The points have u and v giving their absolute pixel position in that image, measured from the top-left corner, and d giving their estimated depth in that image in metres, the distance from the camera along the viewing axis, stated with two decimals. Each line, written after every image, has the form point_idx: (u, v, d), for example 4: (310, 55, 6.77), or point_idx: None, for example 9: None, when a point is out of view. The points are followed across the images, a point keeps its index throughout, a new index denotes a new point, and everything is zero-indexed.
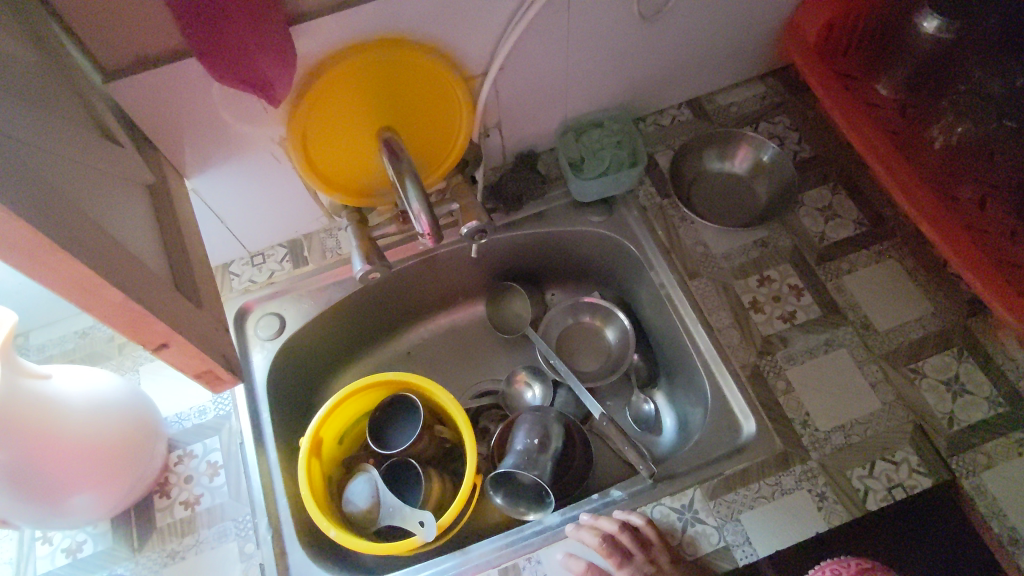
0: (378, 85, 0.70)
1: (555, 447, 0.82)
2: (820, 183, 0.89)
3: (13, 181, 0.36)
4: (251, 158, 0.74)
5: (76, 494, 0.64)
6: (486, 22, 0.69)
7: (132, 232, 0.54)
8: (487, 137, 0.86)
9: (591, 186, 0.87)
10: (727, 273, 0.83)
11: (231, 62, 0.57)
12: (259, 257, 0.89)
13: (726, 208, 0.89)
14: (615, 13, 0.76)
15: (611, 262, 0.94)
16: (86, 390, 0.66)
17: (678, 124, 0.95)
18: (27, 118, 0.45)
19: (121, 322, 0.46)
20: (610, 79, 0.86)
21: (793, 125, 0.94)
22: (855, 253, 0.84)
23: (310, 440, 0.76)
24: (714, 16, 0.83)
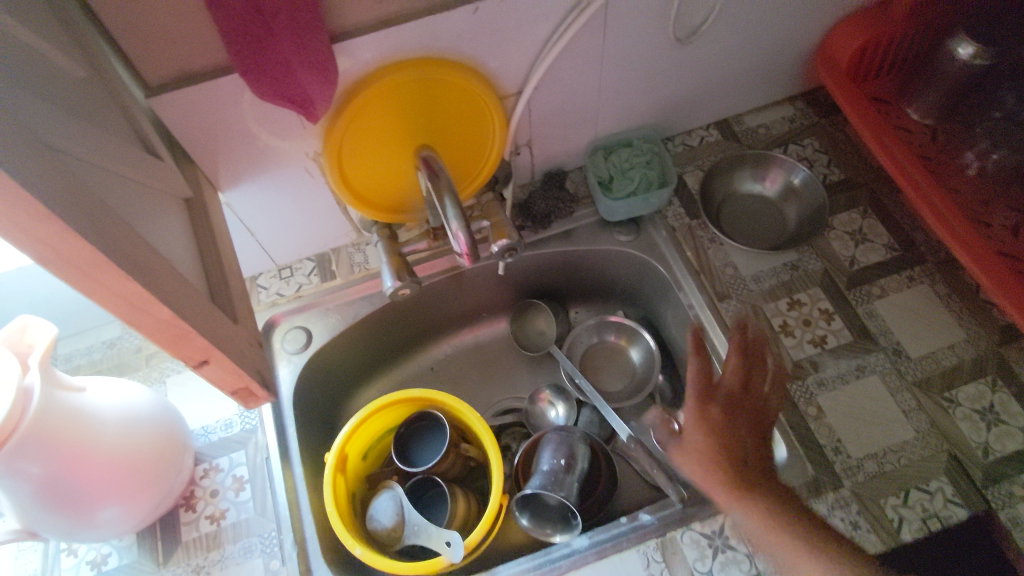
0: (415, 103, 0.70)
1: (581, 468, 0.80)
2: (850, 207, 0.88)
3: (71, 198, 0.36)
4: (285, 172, 0.74)
5: (108, 509, 0.64)
6: (524, 42, 0.70)
7: (175, 247, 0.54)
8: (517, 155, 0.87)
9: (620, 207, 0.86)
10: (757, 295, 0.83)
11: (276, 80, 0.58)
12: (287, 270, 0.89)
13: (755, 230, 0.88)
14: (651, 34, 0.76)
15: (638, 283, 0.93)
16: (117, 402, 0.66)
17: (706, 144, 0.95)
18: (82, 134, 0.45)
19: (165, 339, 0.45)
20: (642, 99, 0.86)
21: (822, 148, 0.94)
22: (886, 277, 0.83)
23: (335, 457, 0.76)
24: (748, 39, 0.83)
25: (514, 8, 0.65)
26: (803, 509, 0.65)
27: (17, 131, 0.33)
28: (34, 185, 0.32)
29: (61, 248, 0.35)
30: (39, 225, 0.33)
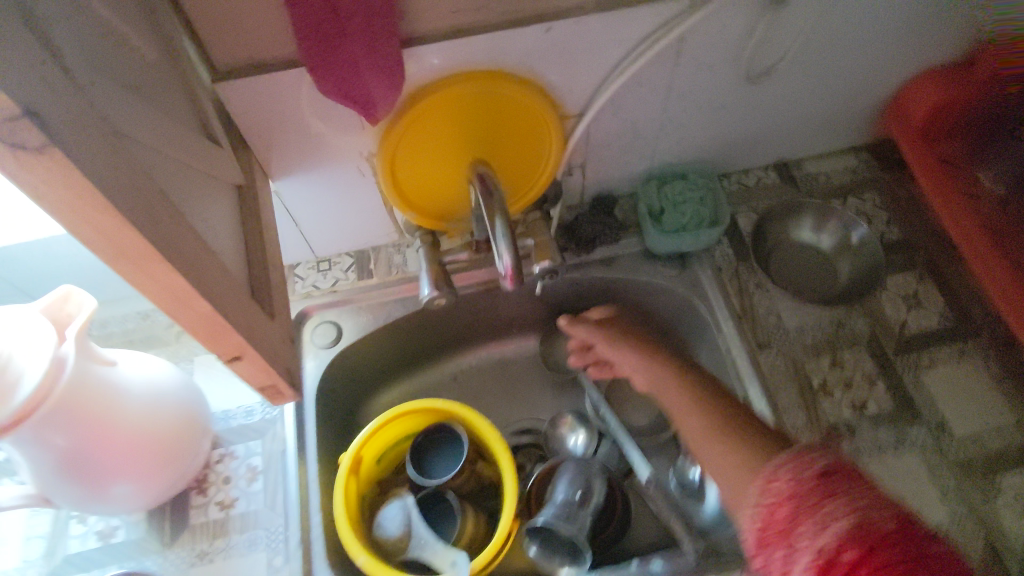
0: (475, 115, 0.69)
1: (595, 503, 0.78)
2: (906, 268, 0.85)
3: (132, 186, 0.36)
4: (337, 167, 0.73)
5: (123, 485, 0.64)
6: (593, 65, 0.68)
7: (222, 236, 0.54)
8: (569, 176, 0.85)
9: (668, 241, 0.84)
10: (799, 349, 0.80)
11: (342, 79, 0.57)
12: (325, 264, 0.89)
13: (804, 281, 0.85)
14: (723, 70, 0.74)
15: (675, 319, 0.91)
16: (145, 378, 0.66)
17: (763, 186, 0.92)
18: (149, 117, 0.45)
19: (202, 332, 0.45)
20: (703, 133, 0.84)
21: (882, 204, 0.90)
22: (937, 348, 0.80)
23: (350, 460, 0.75)
24: (822, 84, 0.81)
25: (588, 31, 0.64)
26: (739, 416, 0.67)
27: (89, 116, 0.33)
28: (98, 173, 0.32)
29: (116, 239, 0.34)
30: (98, 216, 0.33)
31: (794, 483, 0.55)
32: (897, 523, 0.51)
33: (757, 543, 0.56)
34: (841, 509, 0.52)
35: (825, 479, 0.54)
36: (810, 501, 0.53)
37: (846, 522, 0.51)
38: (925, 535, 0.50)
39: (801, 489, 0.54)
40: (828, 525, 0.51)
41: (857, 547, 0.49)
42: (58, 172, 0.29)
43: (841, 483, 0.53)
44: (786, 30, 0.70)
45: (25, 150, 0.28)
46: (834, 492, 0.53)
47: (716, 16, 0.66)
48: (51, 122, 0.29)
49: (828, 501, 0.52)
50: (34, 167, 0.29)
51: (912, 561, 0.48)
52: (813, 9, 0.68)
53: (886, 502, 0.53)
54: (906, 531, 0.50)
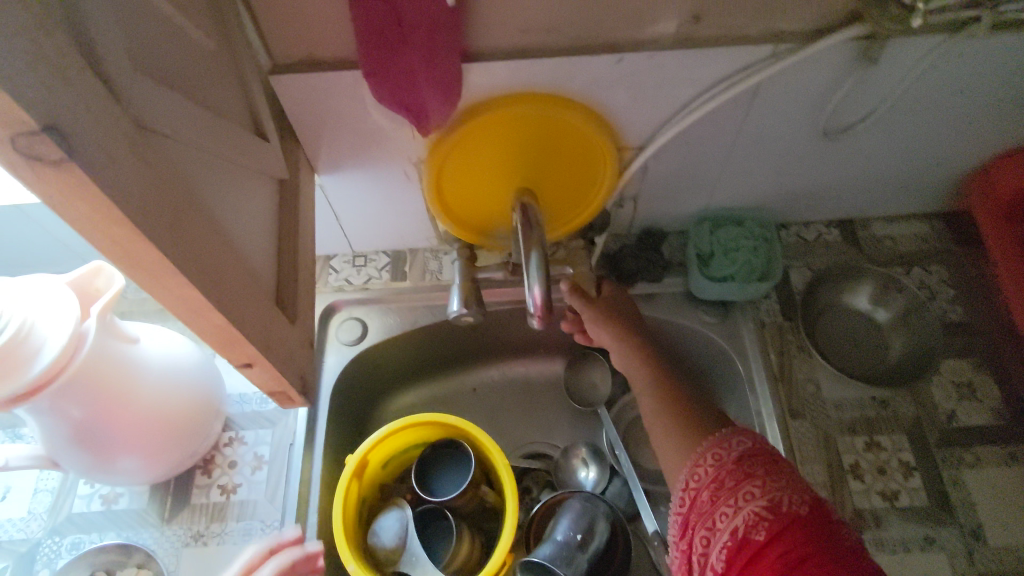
0: (530, 136, 0.67)
1: (595, 548, 0.75)
2: (963, 355, 0.79)
3: (158, 196, 0.35)
4: (383, 169, 0.72)
5: (130, 459, 0.65)
6: (660, 101, 0.65)
7: (254, 236, 0.53)
8: (620, 207, 0.82)
9: (713, 288, 0.80)
10: (834, 424, 0.76)
11: (396, 87, 0.55)
12: (361, 259, 0.88)
13: (849, 351, 0.80)
14: (798, 121, 0.69)
15: (706, 367, 0.87)
16: (164, 356, 0.66)
17: (823, 243, 0.87)
18: (194, 114, 0.44)
19: (215, 339, 0.44)
20: (767, 182, 0.80)
21: (949, 280, 0.84)
22: (985, 446, 0.74)
23: (355, 463, 0.74)
24: (903, 147, 0.75)
25: (660, 67, 0.61)
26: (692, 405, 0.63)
27: (122, 123, 0.32)
28: (119, 185, 0.31)
29: (132, 249, 0.33)
30: (116, 228, 0.32)
31: (717, 465, 0.56)
32: (811, 504, 0.51)
33: (681, 531, 0.57)
34: (759, 489, 0.52)
35: (744, 463, 0.54)
36: (728, 482, 0.54)
37: (760, 503, 0.52)
38: (834, 518, 0.51)
39: (723, 467, 0.55)
40: (742, 506, 0.52)
41: (767, 529, 0.50)
42: (75, 185, 0.29)
43: (765, 465, 0.54)
44: (873, 88, 0.66)
45: (42, 162, 0.27)
46: (753, 472, 0.54)
47: (799, 68, 0.62)
48: (73, 135, 0.28)
49: (744, 481, 0.53)
50: (53, 178, 0.28)
51: (821, 541, 0.49)
52: (907, 72, 0.63)
53: (804, 484, 0.54)
54: (819, 513, 0.51)
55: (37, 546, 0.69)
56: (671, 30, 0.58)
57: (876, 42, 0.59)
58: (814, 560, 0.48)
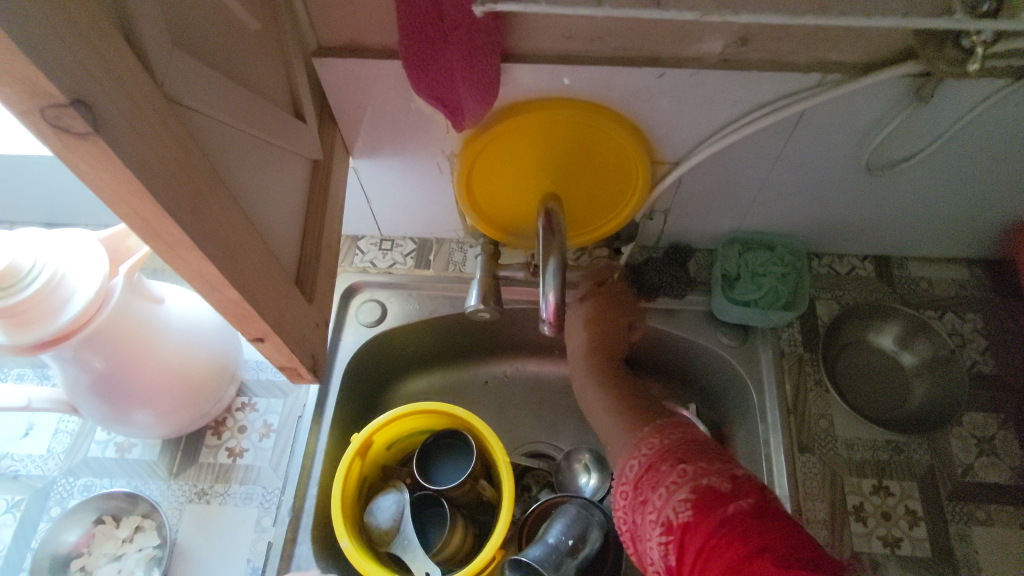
0: (564, 140, 0.66)
1: (585, 555, 0.75)
2: (989, 409, 0.77)
3: (182, 173, 0.36)
4: (416, 158, 0.73)
5: (144, 414, 0.67)
6: (698, 119, 0.64)
7: (280, 214, 0.54)
8: (650, 219, 0.81)
9: (734, 311, 0.79)
10: (842, 462, 0.74)
11: (433, 81, 0.56)
12: (388, 243, 0.89)
13: (867, 390, 0.79)
14: (841, 152, 0.68)
15: (720, 390, 0.85)
16: (187, 318, 0.68)
17: (855, 277, 0.85)
18: (232, 94, 0.45)
19: (229, 312, 0.45)
20: (803, 210, 0.78)
21: (983, 330, 0.81)
22: (1000, 505, 0.72)
23: (359, 442, 0.75)
24: (949, 189, 0.73)
25: (701, 85, 0.60)
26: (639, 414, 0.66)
27: (152, 100, 0.33)
28: (142, 159, 0.32)
29: (153, 222, 0.35)
30: (138, 200, 0.33)
31: (628, 503, 0.59)
32: (694, 499, 0.52)
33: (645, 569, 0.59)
34: (653, 514, 0.54)
35: (642, 486, 0.57)
36: (639, 515, 0.57)
37: (659, 529, 0.53)
38: (718, 495, 0.52)
39: (632, 501, 0.58)
40: (650, 538, 0.54)
41: (672, 550, 0.51)
42: (99, 157, 0.30)
43: (650, 486, 0.56)
44: (923, 127, 0.63)
45: (68, 134, 0.28)
46: (646, 496, 0.56)
47: (846, 99, 0.61)
48: (100, 110, 0.29)
49: (645, 510, 0.56)
50: (80, 150, 0.29)
51: (711, 534, 0.49)
52: (960, 113, 0.61)
53: (685, 475, 0.54)
54: (701, 505, 0.51)
55: (53, 483, 0.73)
56: (717, 49, 0.58)
57: (930, 81, 0.57)
58: (712, 556, 0.48)
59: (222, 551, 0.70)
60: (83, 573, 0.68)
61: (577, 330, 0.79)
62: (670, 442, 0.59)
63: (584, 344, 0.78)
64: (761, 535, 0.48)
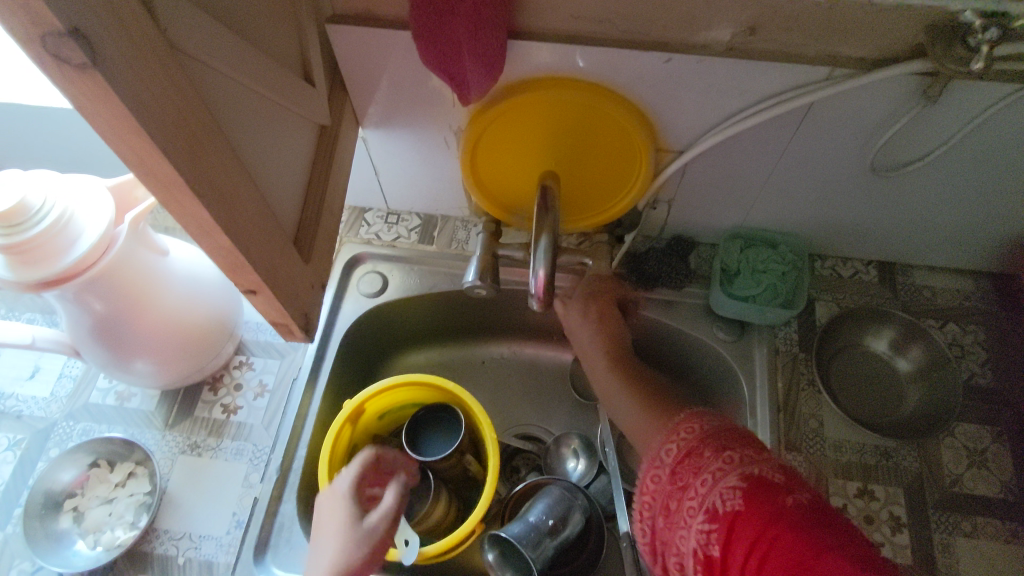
0: (570, 120, 0.67)
1: (565, 536, 0.75)
2: (983, 422, 0.76)
3: (179, 118, 0.37)
4: (424, 131, 0.74)
5: (144, 363, 0.69)
6: (705, 108, 0.64)
7: (282, 173, 0.56)
8: (654, 209, 0.81)
9: (731, 306, 0.79)
10: (829, 463, 0.74)
11: (441, 52, 0.56)
12: (394, 217, 0.90)
13: (859, 394, 0.78)
14: (847, 151, 0.67)
15: (713, 384, 0.85)
16: (188, 273, 0.70)
17: (857, 281, 0.85)
18: (239, 48, 0.46)
19: (222, 260, 0.47)
20: (808, 208, 0.78)
21: (984, 342, 0.80)
22: (985, 518, 0.71)
23: (350, 408, 0.77)
24: (957, 196, 0.72)
25: (709, 73, 0.60)
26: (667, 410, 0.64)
27: (152, 42, 0.34)
28: (139, 100, 0.33)
29: (148, 162, 0.36)
30: (131, 137, 0.34)
31: (661, 488, 0.56)
32: (746, 490, 0.50)
33: (651, 557, 0.59)
34: (695, 501, 0.52)
35: (680, 469, 0.55)
36: (675, 501, 0.54)
37: (701, 517, 0.51)
38: (770, 485, 0.50)
39: (666, 487, 0.56)
40: (689, 526, 0.52)
41: (718, 542, 0.49)
42: (96, 92, 0.31)
43: (691, 471, 0.54)
44: (931, 129, 0.63)
45: (67, 65, 0.30)
46: (687, 482, 0.54)
47: (854, 95, 0.60)
48: (98, 44, 0.30)
49: (683, 496, 0.54)
50: (79, 83, 0.30)
51: (771, 527, 0.47)
52: (970, 116, 0.61)
53: (733, 464, 0.52)
54: (756, 495, 0.49)
55: (54, 426, 0.76)
56: (725, 38, 0.57)
57: (938, 81, 0.56)
58: (771, 551, 0.46)
59: (210, 503, 0.72)
60: (76, 512, 0.71)
61: (591, 328, 0.76)
62: (710, 427, 0.56)
63: (599, 339, 0.75)
64: (820, 531, 0.46)
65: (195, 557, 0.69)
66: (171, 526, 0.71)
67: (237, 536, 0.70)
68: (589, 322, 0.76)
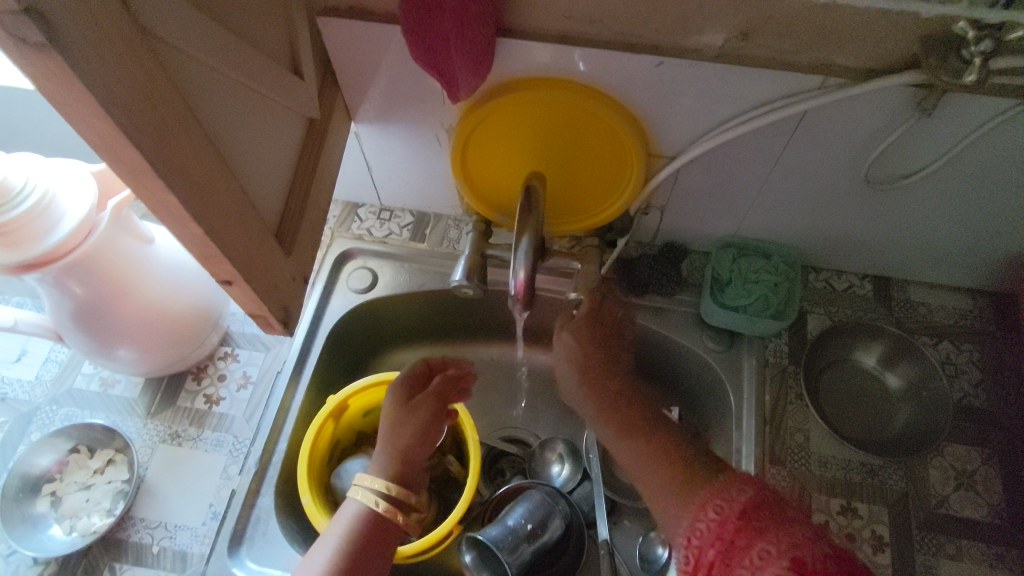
0: (560, 121, 0.67)
1: (544, 541, 0.75)
2: (974, 443, 0.75)
3: (148, 102, 0.37)
4: (416, 128, 0.73)
5: (127, 351, 0.69)
6: (696, 114, 0.63)
7: (265, 164, 0.56)
8: (646, 214, 0.81)
9: (722, 315, 0.78)
10: (814, 478, 0.73)
11: (429, 48, 0.56)
12: (386, 213, 0.90)
13: (849, 410, 0.77)
14: (841, 161, 0.66)
15: (702, 393, 0.84)
16: (174, 263, 0.70)
17: (851, 294, 0.84)
18: (220, 37, 0.46)
19: (195, 250, 0.46)
20: (802, 219, 0.77)
21: (979, 362, 0.79)
22: (971, 541, 0.70)
23: (334, 403, 0.76)
24: (954, 212, 0.71)
25: (700, 77, 0.59)
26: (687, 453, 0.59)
27: (120, 25, 0.34)
28: (102, 81, 0.33)
29: (114, 146, 0.36)
30: (95, 121, 0.34)
31: (718, 521, 0.50)
32: (837, 559, 0.46)
33: None
34: (774, 544, 0.47)
35: (750, 510, 0.50)
36: (739, 540, 0.48)
37: (783, 562, 0.46)
38: (823, 575, 0.44)
39: (728, 522, 0.50)
40: (761, 566, 0.46)
41: None
42: (56, 72, 0.31)
43: (771, 519, 0.49)
44: (926, 142, 0.62)
45: (24, 44, 0.29)
46: (761, 526, 0.49)
47: (847, 105, 0.59)
48: (59, 24, 0.30)
49: (755, 537, 0.48)
50: (37, 62, 0.30)
51: None
52: (967, 131, 0.59)
53: (816, 531, 0.48)
54: (847, 567, 0.46)
55: (37, 409, 0.76)
56: (717, 43, 0.56)
57: (933, 93, 0.55)
58: None
59: (188, 492, 0.72)
60: (53, 497, 0.71)
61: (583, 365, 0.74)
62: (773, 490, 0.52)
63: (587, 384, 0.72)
64: None
65: (169, 546, 0.69)
66: (147, 515, 0.71)
67: (212, 527, 0.70)
68: (586, 358, 0.74)
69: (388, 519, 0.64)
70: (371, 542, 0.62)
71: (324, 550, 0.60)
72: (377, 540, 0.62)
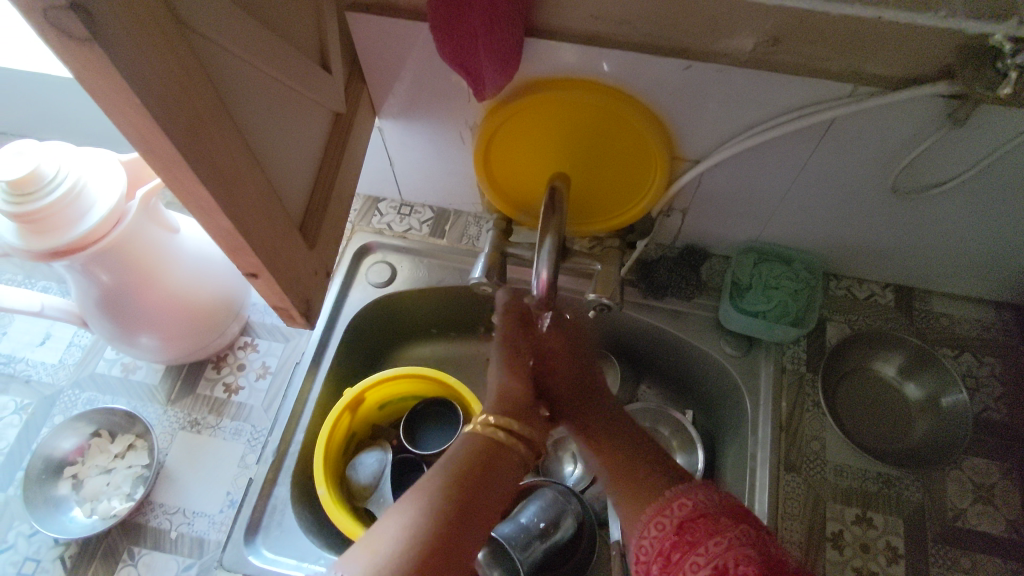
0: (585, 121, 0.67)
1: (556, 539, 0.75)
2: (993, 456, 0.74)
3: (182, 95, 0.37)
4: (440, 125, 0.73)
5: (149, 338, 0.70)
6: (722, 118, 0.63)
7: (292, 159, 0.56)
8: (668, 216, 0.80)
9: (739, 320, 0.77)
10: (828, 487, 0.72)
11: (457, 46, 0.56)
12: (406, 208, 0.90)
13: (865, 418, 0.77)
14: (868, 168, 0.66)
15: (718, 397, 0.84)
16: (198, 253, 0.70)
17: (872, 303, 0.83)
18: (252, 32, 0.46)
19: (222, 242, 0.47)
20: (825, 226, 0.76)
21: (1001, 375, 0.78)
22: (987, 556, 0.69)
23: (351, 396, 0.77)
24: (981, 223, 0.70)
25: (728, 82, 0.58)
26: (648, 462, 0.61)
27: (159, 19, 0.35)
28: (140, 74, 0.33)
29: (149, 138, 0.36)
30: (133, 113, 0.34)
31: (661, 536, 0.51)
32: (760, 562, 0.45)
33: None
34: (701, 557, 0.47)
35: (691, 521, 0.50)
36: (676, 557, 0.49)
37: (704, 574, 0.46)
38: None
39: (669, 536, 0.51)
40: None
41: None
42: (98, 65, 0.31)
43: (704, 530, 0.48)
44: (956, 152, 0.61)
45: (68, 38, 0.30)
46: (696, 539, 0.49)
47: (877, 114, 0.59)
48: (101, 18, 0.30)
49: (687, 551, 0.48)
50: (79, 55, 0.31)
51: None
52: (998, 143, 0.59)
53: (747, 536, 0.47)
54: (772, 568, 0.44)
55: (60, 393, 0.77)
56: (748, 48, 0.56)
57: (966, 103, 0.55)
58: None
59: (206, 480, 0.73)
60: (75, 480, 0.72)
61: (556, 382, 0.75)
62: (711, 496, 0.52)
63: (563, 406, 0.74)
64: None
65: (187, 532, 0.70)
66: (166, 501, 0.72)
67: (229, 515, 0.71)
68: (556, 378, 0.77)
69: (454, 531, 0.53)
70: (436, 555, 0.50)
71: (378, 551, 0.50)
72: (444, 557, 0.51)
